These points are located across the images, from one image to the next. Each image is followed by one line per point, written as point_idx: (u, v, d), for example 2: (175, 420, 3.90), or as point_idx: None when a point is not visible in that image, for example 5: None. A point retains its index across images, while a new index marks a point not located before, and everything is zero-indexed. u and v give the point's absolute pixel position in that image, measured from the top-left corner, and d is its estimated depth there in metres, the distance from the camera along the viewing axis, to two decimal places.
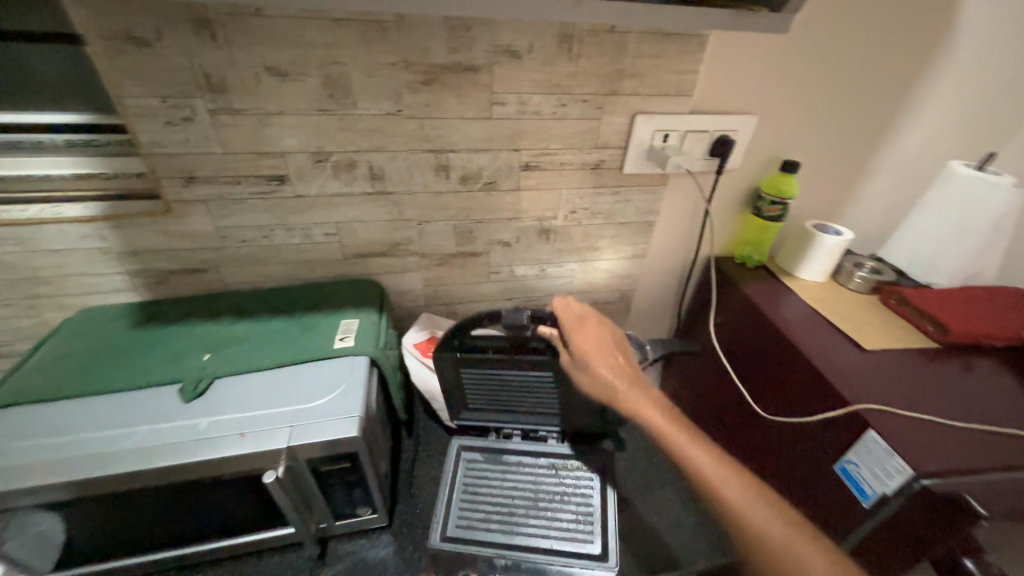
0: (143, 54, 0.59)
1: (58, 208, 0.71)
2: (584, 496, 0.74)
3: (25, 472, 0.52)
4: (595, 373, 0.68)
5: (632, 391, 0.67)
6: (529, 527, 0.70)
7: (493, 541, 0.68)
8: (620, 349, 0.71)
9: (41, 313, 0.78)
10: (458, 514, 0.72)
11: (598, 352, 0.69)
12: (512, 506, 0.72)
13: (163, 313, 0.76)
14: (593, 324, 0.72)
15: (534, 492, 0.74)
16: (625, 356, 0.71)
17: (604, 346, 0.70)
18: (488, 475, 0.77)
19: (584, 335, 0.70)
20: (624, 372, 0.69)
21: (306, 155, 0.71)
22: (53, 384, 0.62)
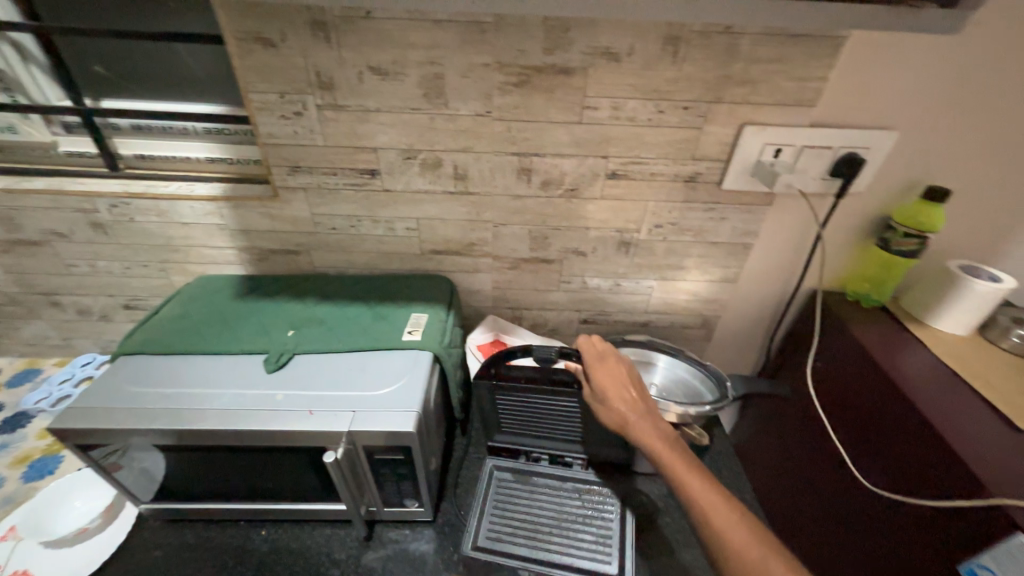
0: (268, 54, 0.64)
1: (191, 187, 0.81)
2: (606, 520, 0.70)
3: (138, 416, 0.59)
4: (612, 406, 0.62)
5: (649, 429, 0.60)
6: (555, 545, 0.66)
7: (519, 554, 0.65)
8: (641, 388, 0.65)
9: (169, 276, 0.90)
10: (487, 528, 0.69)
11: (619, 387, 0.64)
12: (537, 523, 0.69)
13: (261, 287, 0.83)
14: (616, 362, 0.67)
15: (558, 512, 0.71)
16: (646, 395, 0.65)
17: (625, 383, 0.65)
18: (515, 491, 0.74)
19: (605, 372, 0.66)
20: (645, 410, 0.62)
21: (397, 152, 0.73)
22: (169, 340, 0.71)
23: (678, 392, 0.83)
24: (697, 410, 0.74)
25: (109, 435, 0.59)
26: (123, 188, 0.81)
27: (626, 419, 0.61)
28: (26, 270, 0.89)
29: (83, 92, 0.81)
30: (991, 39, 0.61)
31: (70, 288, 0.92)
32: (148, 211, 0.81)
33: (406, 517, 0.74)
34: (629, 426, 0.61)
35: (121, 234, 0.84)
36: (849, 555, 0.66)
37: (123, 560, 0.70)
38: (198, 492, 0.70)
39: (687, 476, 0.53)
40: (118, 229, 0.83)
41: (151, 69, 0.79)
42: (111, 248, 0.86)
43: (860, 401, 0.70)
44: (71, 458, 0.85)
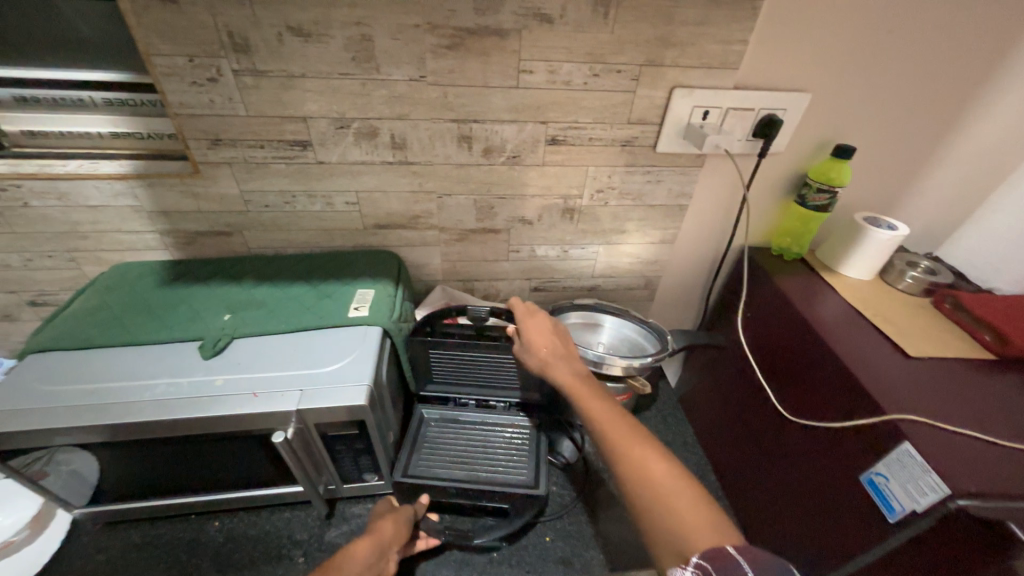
0: (169, 11, 0.58)
1: (95, 166, 0.73)
2: (522, 444, 0.78)
3: (55, 415, 0.55)
4: (534, 349, 0.71)
5: (563, 369, 0.67)
6: (479, 466, 0.73)
7: (446, 475, 0.71)
8: (567, 340, 0.74)
9: (81, 266, 0.82)
10: (417, 461, 0.74)
11: (545, 337, 0.72)
12: (464, 451, 0.76)
13: (190, 273, 0.78)
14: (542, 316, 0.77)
15: (483, 442, 0.78)
16: (570, 345, 0.73)
17: (551, 334, 0.73)
18: (443, 430, 0.80)
19: (532, 323, 0.75)
20: (565, 355, 0.70)
21: (328, 121, 0.69)
22: (86, 334, 0.65)
23: (625, 350, 0.88)
24: (641, 363, 0.79)
25: (24, 439, 0.54)
26: (11, 169, 0.71)
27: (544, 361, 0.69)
28: None
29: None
30: (886, 4, 0.67)
31: None
32: (45, 194, 0.73)
33: (367, 492, 0.74)
34: (548, 367, 0.69)
35: (15, 221, 0.75)
36: (773, 478, 0.75)
37: (61, 568, 0.66)
38: (140, 490, 0.67)
39: (589, 401, 0.61)
40: (11, 216, 0.74)
41: (27, 30, 0.69)
42: (5, 238, 0.76)
43: (780, 343, 0.78)
44: None
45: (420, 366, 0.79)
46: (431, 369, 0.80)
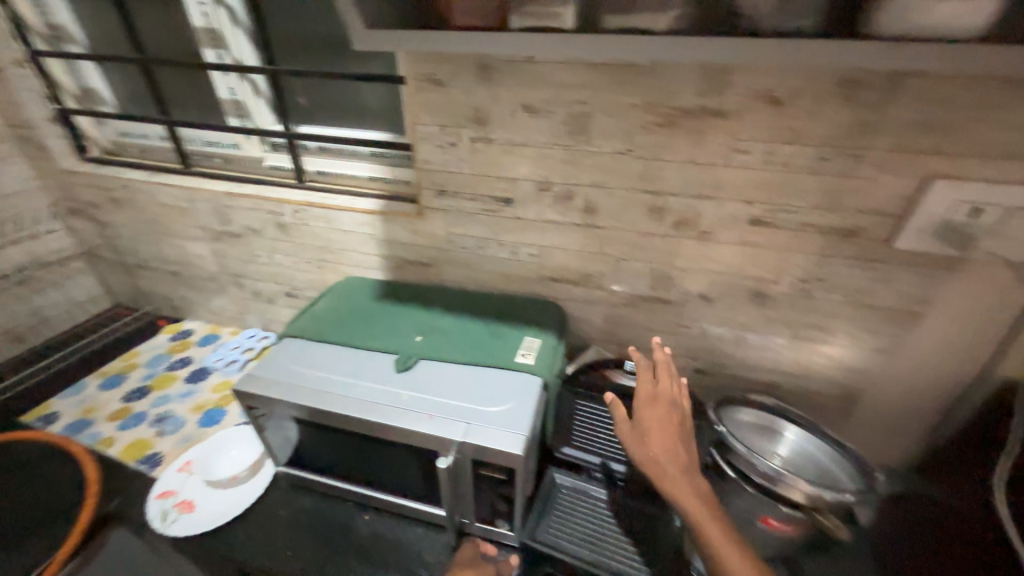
0: (437, 91, 0.73)
1: (354, 200, 0.94)
2: (663, 539, 0.70)
3: (293, 391, 0.70)
4: (648, 446, 0.61)
5: (684, 487, 0.57)
6: (614, 553, 0.68)
7: (579, 552, 0.68)
8: (687, 440, 0.62)
9: (323, 272, 1.05)
10: (548, 526, 0.72)
11: (663, 436, 0.62)
12: (598, 529, 0.71)
13: (396, 292, 0.93)
14: (663, 402, 0.66)
15: (618, 524, 0.72)
16: (691, 447, 0.62)
17: (670, 432, 0.62)
18: (575, 498, 0.76)
19: (651, 412, 0.65)
20: (686, 464, 0.59)
21: (533, 183, 0.77)
22: (322, 329, 0.82)
23: (806, 471, 0.72)
24: (834, 497, 0.64)
25: (271, 405, 0.70)
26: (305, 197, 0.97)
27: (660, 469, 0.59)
28: (226, 256, 1.11)
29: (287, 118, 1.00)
30: None
31: (253, 273, 1.12)
32: (319, 218, 0.96)
33: (493, 535, 0.75)
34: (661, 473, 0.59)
35: (296, 234, 1.00)
36: None
37: (258, 512, 0.82)
38: (323, 466, 0.80)
39: (720, 546, 0.51)
40: (295, 230, 1.00)
41: (340, 103, 0.97)
42: (287, 245, 1.03)
43: None
44: (231, 414, 1.01)
45: (565, 421, 0.78)
46: (575, 426, 0.78)
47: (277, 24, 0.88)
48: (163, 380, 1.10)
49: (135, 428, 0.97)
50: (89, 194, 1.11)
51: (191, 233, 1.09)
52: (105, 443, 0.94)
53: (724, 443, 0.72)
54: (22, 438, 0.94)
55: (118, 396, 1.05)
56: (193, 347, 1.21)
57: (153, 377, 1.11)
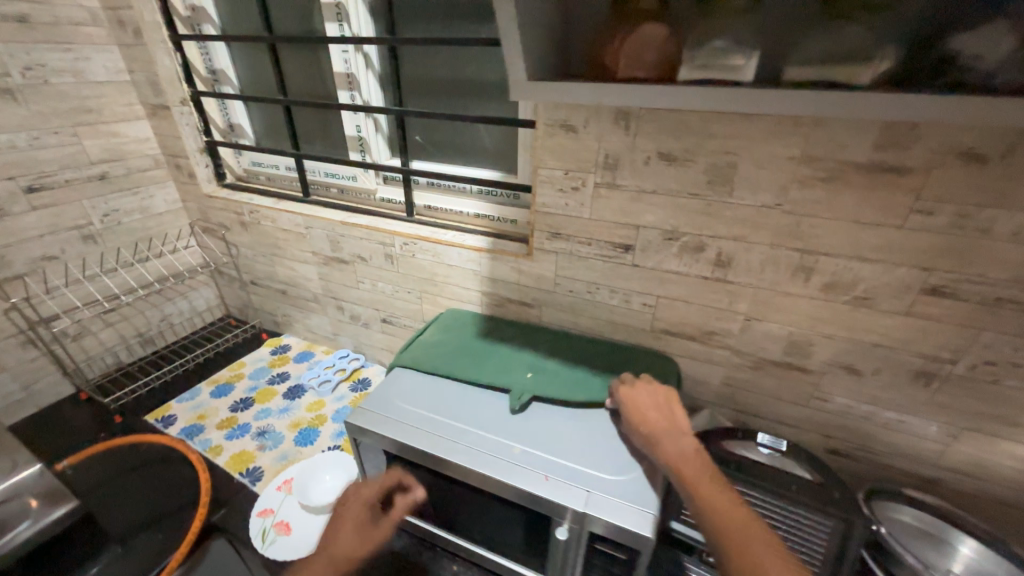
0: (568, 137, 0.72)
1: (463, 237, 0.95)
2: None
3: (404, 431, 0.68)
4: (638, 420, 0.63)
5: (669, 445, 0.58)
6: None
7: None
8: (672, 410, 0.64)
9: (422, 302, 1.07)
10: None
11: (649, 411, 0.64)
12: None
13: (496, 329, 0.91)
14: (651, 386, 0.69)
15: None
16: (676, 415, 0.64)
17: (655, 405, 0.65)
18: None
19: (638, 392, 0.68)
20: (670, 428, 0.61)
21: (659, 232, 0.73)
22: (431, 359, 0.82)
23: None
24: None
25: (379, 443, 0.69)
26: (415, 231, 0.99)
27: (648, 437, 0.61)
28: (331, 280, 1.16)
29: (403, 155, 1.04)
30: None
31: (353, 298, 1.16)
32: (426, 252, 0.98)
33: None
34: (653, 440, 0.60)
35: (402, 265, 1.03)
36: None
37: None
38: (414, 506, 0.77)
39: (708, 495, 0.52)
40: (402, 261, 1.02)
41: (454, 142, 0.99)
42: (391, 274, 1.06)
43: None
44: (326, 433, 1.02)
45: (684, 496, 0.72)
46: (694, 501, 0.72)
47: (408, 69, 0.93)
48: (264, 393, 1.14)
49: (240, 440, 1.01)
50: (220, 215, 1.23)
51: (302, 256, 1.16)
52: (213, 451, 0.98)
53: (885, 548, 0.62)
54: (147, 439, 1.00)
55: (225, 405, 1.10)
56: (291, 363, 1.25)
57: (256, 389, 1.15)
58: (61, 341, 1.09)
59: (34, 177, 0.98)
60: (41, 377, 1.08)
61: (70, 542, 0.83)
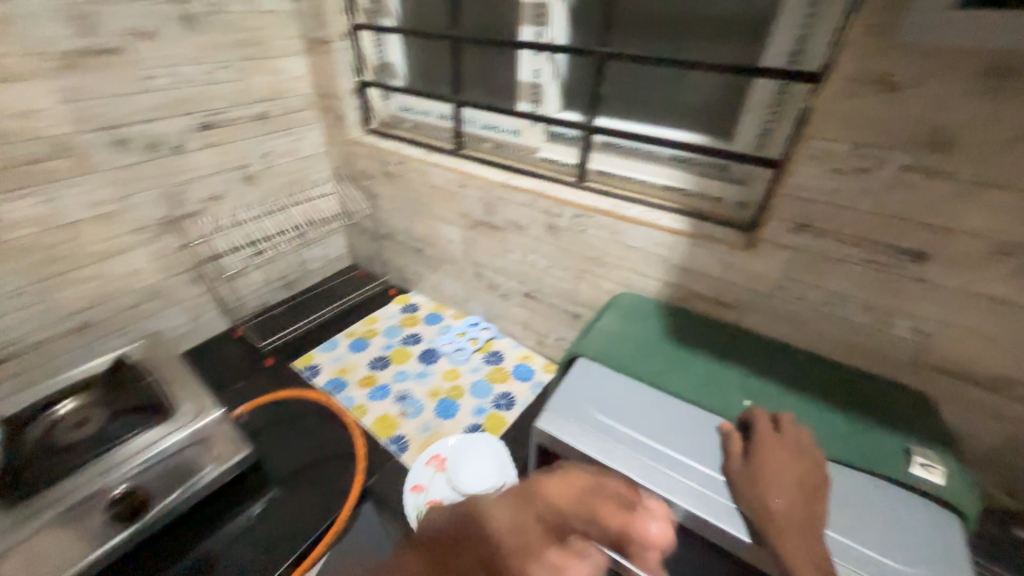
0: (878, 99, 0.52)
1: (655, 215, 0.77)
2: None
3: (611, 451, 0.55)
4: (766, 493, 0.48)
5: (798, 547, 0.43)
6: None
7: None
8: (814, 499, 0.48)
9: (578, 284, 0.91)
10: None
11: (782, 492, 0.48)
12: None
13: (688, 330, 0.75)
14: (791, 454, 0.52)
15: None
16: (816, 507, 0.48)
17: (793, 484, 0.49)
18: None
19: (773, 455, 0.51)
20: (802, 524, 0.46)
21: (987, 243, 0.52)
22: (617, 360, 0.68)
23: None
24: None
25: (574, 460, 0.57)
26: (594, 202, 0.81)
27: (770, 522, 0.46)
28: (474, 245, 1.05)
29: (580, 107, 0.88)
30: None
31: (496, 267, 1.04)
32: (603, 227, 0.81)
33: None
34: (778, 529, 0.45)
35: (564, 239, 0.87)
36: None
37: None
38: None
39: None
40: (568, 235, 0.86)
41: (647, 93, 0.81)
42: (547, 247, 0.91)
43: None
44: (463, 410, 0.94)
45: None
46: None
47: None
48: (399, 354, 1.09)
49: (381, 402, 0.96)
50: (363, 163, 1.14)
51: (446, 216, 1.05)
52: (358, 410, 0.94)
53: None
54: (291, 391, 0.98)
55: (363, 361, 1.06)
56: (422, 324, 1.20)
57: (390, 349, 1.11)
58: (220, 279, 1.09)
59: (207, 114, 0.95)
60: (203, 312, 1.09)
61: (234, 490, 0.81)
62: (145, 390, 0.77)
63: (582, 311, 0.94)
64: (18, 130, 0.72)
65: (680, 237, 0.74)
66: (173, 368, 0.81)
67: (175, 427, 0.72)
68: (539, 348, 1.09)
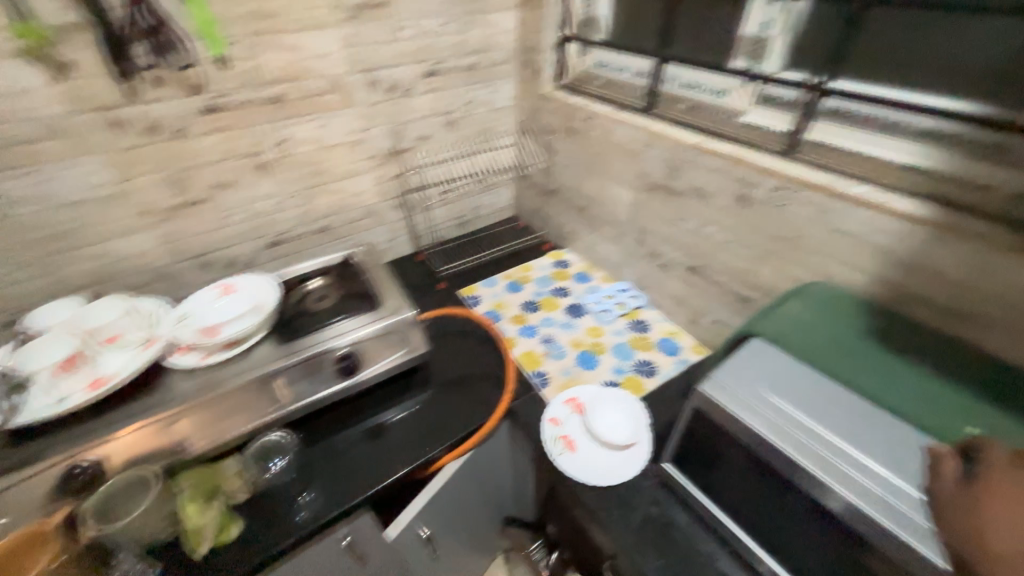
0: None
1: (886, 198, 0.64)
2: None
3: (780, 433, 0.53)
4: (989, 531, 0.42)
5: None
6: None
7: None
8: None
9: (759, 266, 0.83)
10: None
11: (1017, 536, 0.41)
12: None
13: (901, 335, 0.64)
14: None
15: None
16: None
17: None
18: None
19: (1003, 488, 0.43)
20: None
21: None
22: (800, 348, 0.63)
23: None
24: None
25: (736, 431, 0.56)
26: (806, 174, 0.72)
27: (985, 560, 0.41)
28: (644, 209, 1.02)
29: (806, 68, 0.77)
30: None
31: (663, 236, 1.00)
32: (811, 204, 0.71)
33: None
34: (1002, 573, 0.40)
35: (754, 213, 0.80)
36: None
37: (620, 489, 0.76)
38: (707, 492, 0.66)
39: None
40: (761, 209, 0.78)
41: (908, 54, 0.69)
42: (730, 220, 0.84)
43: None
44: (604, 366, 0.97)
45: None
46: None
47: None
48: (549, 302, 1.15)
49: (529, 340, 1.04)
50: (549, 118, 1.19)
51: (622, 176, 1.04)
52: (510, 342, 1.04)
53: None
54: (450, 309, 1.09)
55: (517, 302, 1.16)
56: (572, 280, 1.23)
57: (541, 296, 1.18)
58: (417, 209, 1.28)
59: (433, 63, 1.09)
60: (399, 234, 1.30)
61: (402, 381, 0.96)
62: (362, 285, 0.97)
63: (754, 296, 0.86)
64: (314, 69, 0.95)
65: (918, 228, 0.61)
66: (381, 273, 1.01)
67: (383, 316, 0.89)
68: (691, 327, 1.04)
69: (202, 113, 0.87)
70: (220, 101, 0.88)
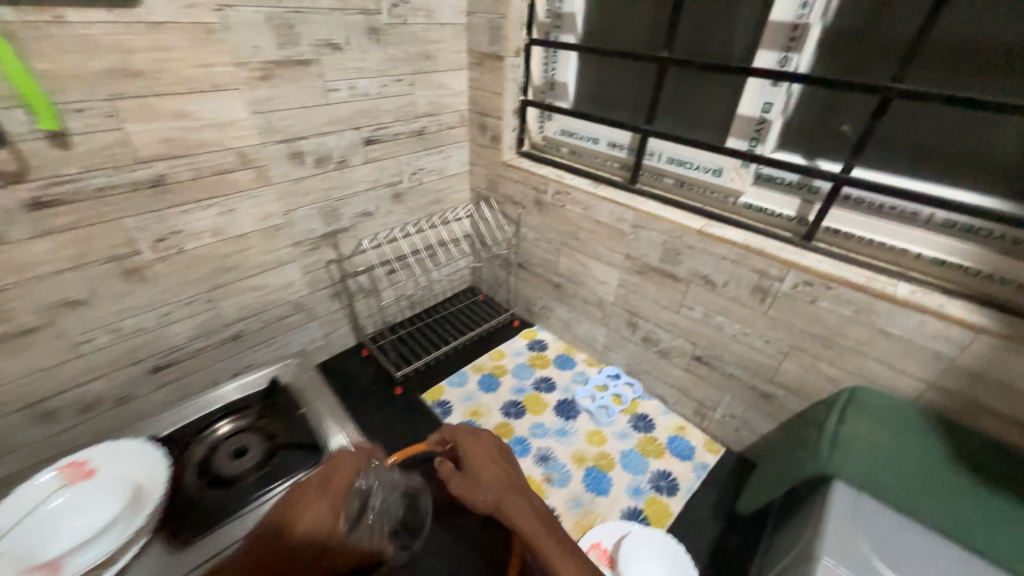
0: None
1: (935, 300, 0.59)
2: None
3: None
4: None
5: None
6: None
7: None
8: None
9: (782, 360, 0.74)
10: None
11: None
12: None
13: (989, 447, 0.56)
14: None
15: None
16: None
17: None
18: None
19: None
20: None
21: None
22: (882, 481, 0.52)
23: None
24: None
25: None
26: (835, 269, 0.65)
27: None
28: (637, 292, 0.90)
29: (806, 150, 0.71)
30: None
31: (660, 321, 0.89)
32: (848, 302, 0.64)
33: None
34: None
35: (777, 306, 0.71)
36: None
37: None
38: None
39: None
40: (784, 303, 0.70)
41: (918, 139, 0.62)
42: (747, 311, 0.75)
43: None
44: (620, 488, 0.81)
45: None
46: None
47: (889, 22, 0.59)
48: (534, 402, 0.97)
49: (523, 461, 0.85)
50: (513, 188, 1.04)
51: (609, 256, 0.92)
52: None
53: None
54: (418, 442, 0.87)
55: (497, 405, 0.96)
56: (554, 367, 1.06)
57: (523, 393, 0.99)
58: (358, 296, 1.03)
59: (374, 129, 0.88)
60: (337, 328, 1.03)
61: None
62: (300, 427, 0.70)
63: (778, 392, 0.77)
64: (212, 140, 0.69)
65: (979, 333, 0.55)
66: (327, 399, 0.74)
67: None
68: (697, 419, 0.92)
69: (26, 212, 0.57)
70: (60, 190, 0.59)
